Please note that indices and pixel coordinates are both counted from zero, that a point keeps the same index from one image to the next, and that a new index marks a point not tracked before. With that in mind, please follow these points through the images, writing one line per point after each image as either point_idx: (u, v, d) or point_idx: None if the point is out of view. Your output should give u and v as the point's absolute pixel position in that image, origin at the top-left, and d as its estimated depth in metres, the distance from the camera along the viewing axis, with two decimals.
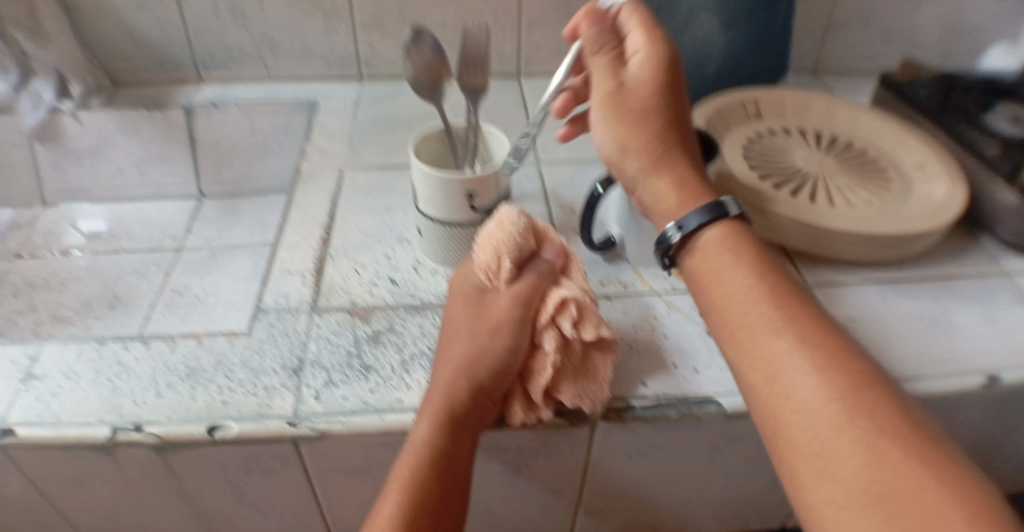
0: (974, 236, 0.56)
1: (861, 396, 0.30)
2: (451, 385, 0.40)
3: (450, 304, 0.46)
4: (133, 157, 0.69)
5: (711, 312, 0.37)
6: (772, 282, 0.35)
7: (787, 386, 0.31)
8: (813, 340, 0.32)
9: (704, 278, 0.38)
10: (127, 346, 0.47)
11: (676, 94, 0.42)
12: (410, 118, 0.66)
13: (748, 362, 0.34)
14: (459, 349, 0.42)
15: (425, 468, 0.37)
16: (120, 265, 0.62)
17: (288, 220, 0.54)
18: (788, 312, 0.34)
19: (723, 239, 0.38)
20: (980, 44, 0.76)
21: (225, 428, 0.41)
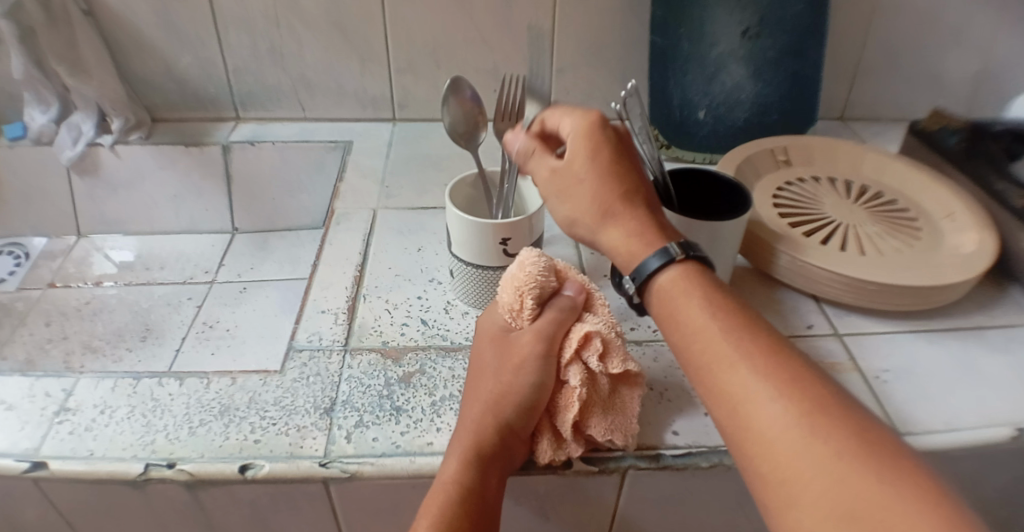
0: (1004, 285, 0.56)
1: (820, 418, 0.29)
2: (477, 423, 0.40)
3: (474, 346, 0.46)
4: (168, 190, 0.71)
5: (679, 350, 0.37)
6: (726, 314, 0.36)
7: (748, 417, 0.31)
8: (767, 367, 0.32)
9: (669, 317, 0.38)
10: (162, 382, 0.48)
11: (611, 147, 0.42)
12: (440, 159, 0.67)
13: (712, 398, 0.34)
14: (483, 388, 0.42)
15: (454, 505, 0.36)
16: (152, 296, 0.63)
17: (322, 258, 0.55)
18: (745, 342, 0.34)
19: (681, 276, 0.39)
20: (1008, 93, 0.77)
21: (257, 467, 0.41)
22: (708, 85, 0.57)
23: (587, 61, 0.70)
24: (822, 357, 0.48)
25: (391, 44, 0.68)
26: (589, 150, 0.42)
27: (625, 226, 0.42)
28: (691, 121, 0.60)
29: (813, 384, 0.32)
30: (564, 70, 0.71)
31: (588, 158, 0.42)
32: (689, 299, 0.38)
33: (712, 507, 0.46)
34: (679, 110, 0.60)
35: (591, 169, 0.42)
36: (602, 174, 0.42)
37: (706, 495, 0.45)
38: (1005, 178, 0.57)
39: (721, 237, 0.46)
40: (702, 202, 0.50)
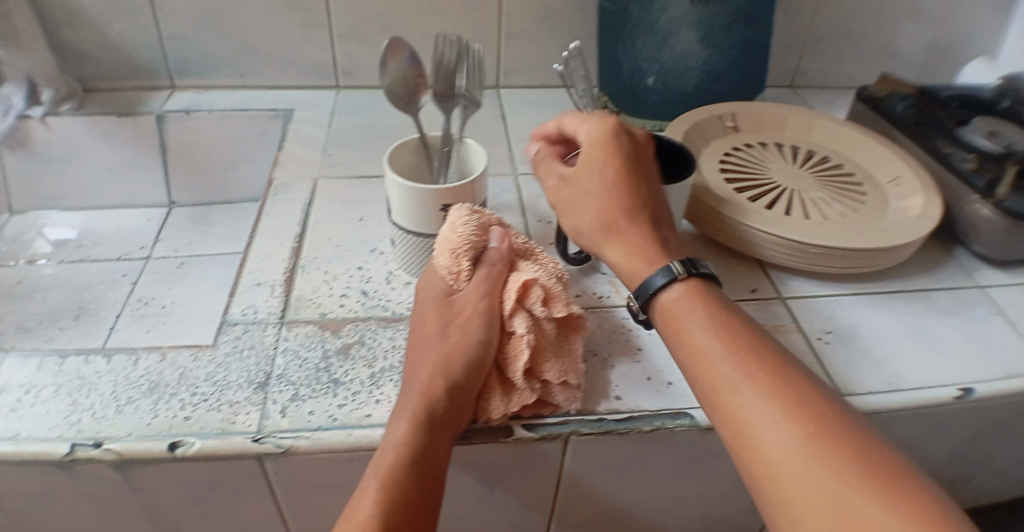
0: (948, 249, 0.57)
1: (825, 444, 0.30)
2: (427, 386, 0.39)
3: (416, 312, 0.45)
4: (103, 165, 0.67)
5: (683, 365, 0.37)
6: (729, 333, 0.36)
7: (755, 442, 0.31)
8: (772, 391, 0.33)
9: (671, 333, 0.38)
10: (88, 360, 0.46)
11: (623, 166, 0.42)
12: (386, 127, 0.65)
13: (717, 419, 0.34)
14: (433, 355, 0.41)
15: (405, 467, 0.36)
16: (88, 274, 0.60)
17: (259, 230, 0.53)
18: (750, 363, 0.34)
19: (685, 295, 0.38)
20: (951, 61, 0.78)
21: (187, 444, 0.39)
22: (659, 51, 0.56)
23: (537, 27, 0.69)
24: (768, 321, 0.48)
25: (334, 8, 0.65)
26: (603, 164, 0.43)
27: (624, 238, 0.41)
28: (641, 87, 0.59)
29: (819, 407, 0.32)
30: (515, 37, 0.69)
31: (599, 174, 0.42)
32: (691, 318, 0.37)
33: (658, 472, 0.46)
34: (629, 77, 0.59)
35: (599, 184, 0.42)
36: (609, 189, 0.42)
37: (650, 460, 0.45)
38: (953, 142, 0.57)
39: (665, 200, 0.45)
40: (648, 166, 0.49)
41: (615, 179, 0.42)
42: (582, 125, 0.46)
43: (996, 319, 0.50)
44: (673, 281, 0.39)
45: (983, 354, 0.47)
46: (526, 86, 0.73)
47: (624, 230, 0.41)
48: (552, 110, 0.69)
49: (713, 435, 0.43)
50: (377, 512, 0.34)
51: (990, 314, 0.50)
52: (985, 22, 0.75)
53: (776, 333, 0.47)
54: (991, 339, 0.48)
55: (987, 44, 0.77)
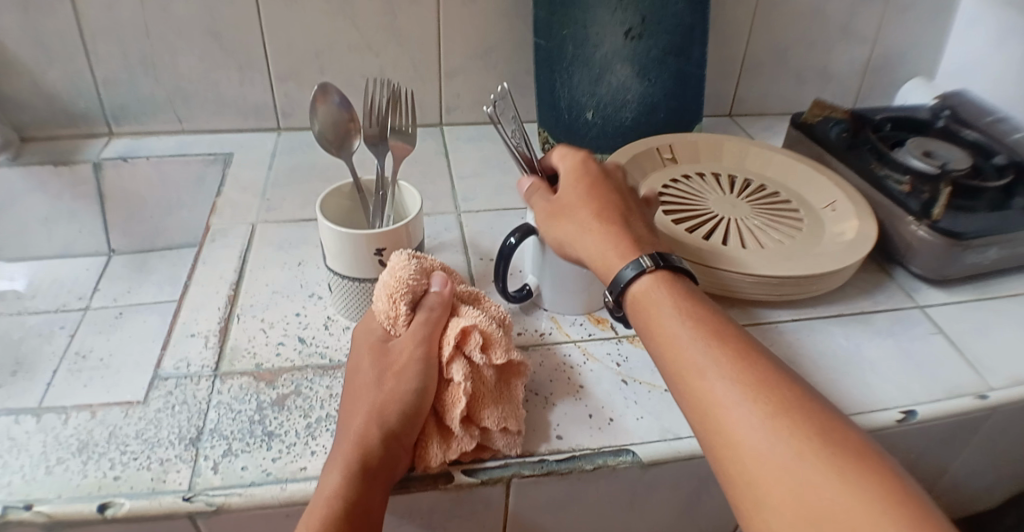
0: (888, 268, 0.58)
1: (790, 422, 0.28)
2: (362, 432, 0.38)
3: (355, 356, 0.44)
4: (39, 215, 0.66)
5: (653, 352, 0.35)
6: (700, 321, 0.34)
7: (718, 423, 0.30)
8: (741, 373, 0.31)
9: (642, 324, 0.36)
10: (18, 420, 0.44)
11: (602, 186, 0.43)
12: (325, 167, 0.66)
13: (684, 403, 0.32)
14: (372, 398, 0.40)
15: (337, 520, 0.35)
16: (23, 327, 0.59)
17: (193, 278, 0.52)
18: (717, 347, 0.32)
19: (655, 287, 0.37)
20: (880, 83, 0.82)
21: (116, 505, 0.38)
22: (594, 85, 0.57)
23: (475, 63, 0.70)
24: None
25: (271, 51, 0.66)
26: (583, 184, 0.43)
27: (607, 237, 0.40)
28: (580, 121, 0.59)
29: (788, 388, 0.30)
30: (454, 74, 0.71)
31: (578, 191, 0.43)
32: (661, 309, 0.36)
33: (605, 509, 0.45)
34: (567, 111, 0.60)
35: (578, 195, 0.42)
36: (588, 201, 0.42)
37: (595, 497, 0.44)
38: (886, 165, 0.59)
39: None
40: None
41: (595, 194, 0.42)
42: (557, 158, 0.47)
43: (935, 338, 0.51)
44: (642, 273, 0.37)
45: (923, 374, 0.48)
46: (468, 121, 0.74)
47: (605, 229, 0.40)
48: (493, 144, 0.69)
49: (654, 470, 0.43)
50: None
51: (930, 332, 0.51)
52: (909, 46, 0.78)
53: None
54: (930, 358, 0.49)
55: (911, 66, 0.80)
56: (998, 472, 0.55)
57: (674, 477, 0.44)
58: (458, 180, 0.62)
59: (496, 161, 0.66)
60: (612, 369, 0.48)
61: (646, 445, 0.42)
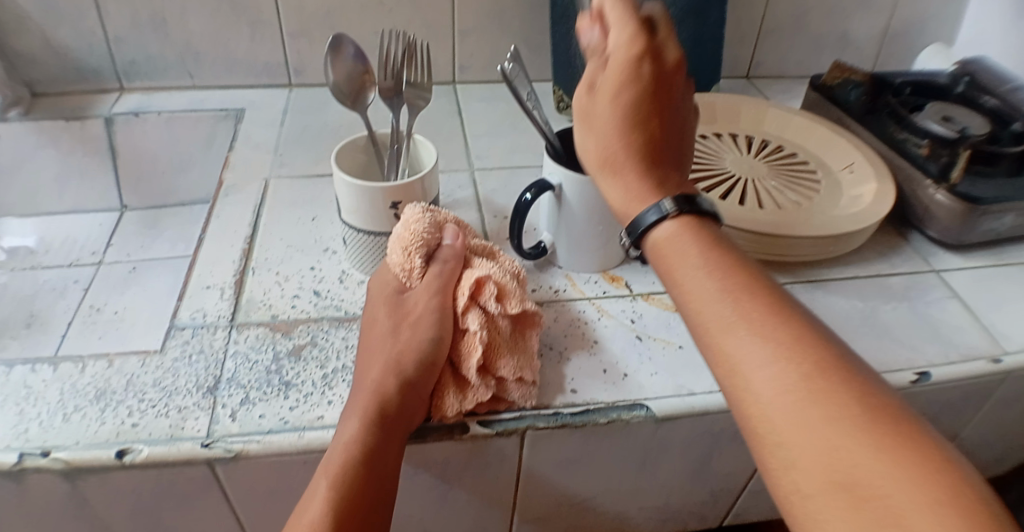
0: (904, 233, 0.58)
1: (822, 384, 0.26)
2: (378, 383, 0.39)
3: (370, 306, 0.44)
4: (50, 170, 0.66)
5: (676, 303, 0.33)
6: (729, 271, 0.31)
7: (744, 383, 0.28)
8: (770, 330, 0.28)
9: (664, 274, 0.34)
10: (35, 368, 0.44)
11: (648, 102, 0.35)
12: (337, 125, 0.65)
13: (709, 360, 0.30)
14: (388, 350, 0.41)
15: (354, 468, 0.35)
16: (37, 283, 0.59)
17: (208, 232, 0.52)
18: (745, 302, 0.30)
19: (680, 237, 0.33)
20: (898, 50, 0.80)
21: (135, 451, 0.38)
22: None
23: (489, 22, 0.69)
24: None
25: (282, 6, 0.65)
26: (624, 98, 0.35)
27: (622, 171, 0.36)
28: None
29: (822, 347, 0.27)
30: (467, 33, 0.70)
31: (612, 111, 0.35)
32: (685, 259, 0.33)
33: (617, 465, 0.46)
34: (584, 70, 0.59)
35: (611, 113, 0.35)
36: (623, 126, 0.35)
37: (607, 453, 0.45)
38: (905, 129, 0.58)
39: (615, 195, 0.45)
40: None
41: (631, 116, 0.35)
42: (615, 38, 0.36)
43: (950, 303, 0.51)
44: (665, 220, 0.34)
45: (938, 337, 0.47)
46: (480, 81, 0.74)
47: (626, 166, 0.35)
48: (507, 104, 0.68)
49: (668, 425, 0.43)
50: (327, 513, 0.34)
51: (945, 297, 0.51)
52: (931, 12, 0.77)
53: None
54: (945, 322, 0.49)
55: (931, 33, 0.79)
56: (1008, 440, 0.56)
57: (688, 433, 0.44)
58: (472, 139, 0.61)
59: (509, 121, 0.65)
60: (626, 326, 0.48)
61: (660, 401, 0.42)
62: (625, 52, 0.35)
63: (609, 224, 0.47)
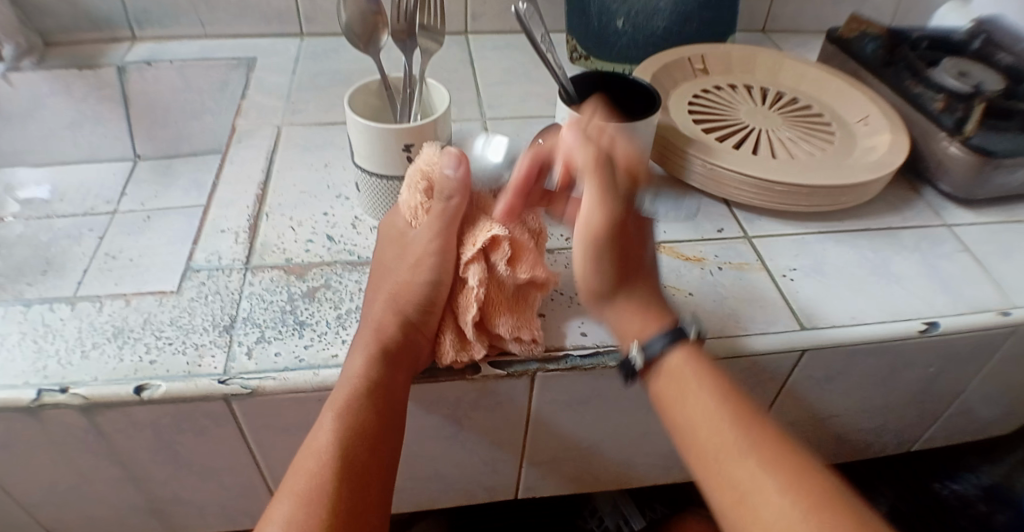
0: (918, 189, 0.57)
1: (822, 514, 0.30)
2: (379, 322, 0.39)
3: (378, 249, 0.45)
4: (64, 118, 0.66)
5: (679, 433, 0.36)
6: (735, 407, 0.35)
7: (752, 511, 0.31)
8: (775, 463, 0.32)
9: (667, 406, 0.37)
10: (53, 307, 0.44)
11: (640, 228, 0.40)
12: (349, 74, 0.65)
13: (713, 489, 0.33)
14: (390, 291, 0.41)
15: (357, 397, 0.36)
16: (52, 230, 0.60)
17: (222, 177, 0.52)
18: (748, 431, 0.34)
19: (688, 366, 0.37)
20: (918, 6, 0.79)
21: (153, 387, 0.39)
22: None
23: None
24: (731, 259, 0.48)
25: None
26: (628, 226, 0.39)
27: (632, 299, 0.40)
28: (610, 30, 0.58)
29: (817, 478, 0.32)
30: None
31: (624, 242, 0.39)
32: (689, 387, 0.36)
33: (625, 408, 0.47)
34: (597, 18, 0.58)
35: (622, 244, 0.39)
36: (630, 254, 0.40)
37: (615, 396, 0.45)
38: (922, 83, 0.58)
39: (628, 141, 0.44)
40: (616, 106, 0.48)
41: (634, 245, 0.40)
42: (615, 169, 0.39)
43: (961, 256, 0.51)
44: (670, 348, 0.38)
45: (948, 288, 0.48)
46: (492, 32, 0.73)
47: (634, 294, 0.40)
48: (519, 54, 0.68)
49: None
50: (333, 439, 0.35)
51: (956, 250, 0.51)
52: None
53: (741, 271, 0.47)
54: (955, 274, 0.49)
55: None
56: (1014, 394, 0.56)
57: None
58: (483, 88, 0.61)
59: (521, 71, 0.64)
60: None
61: None
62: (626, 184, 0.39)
63: None
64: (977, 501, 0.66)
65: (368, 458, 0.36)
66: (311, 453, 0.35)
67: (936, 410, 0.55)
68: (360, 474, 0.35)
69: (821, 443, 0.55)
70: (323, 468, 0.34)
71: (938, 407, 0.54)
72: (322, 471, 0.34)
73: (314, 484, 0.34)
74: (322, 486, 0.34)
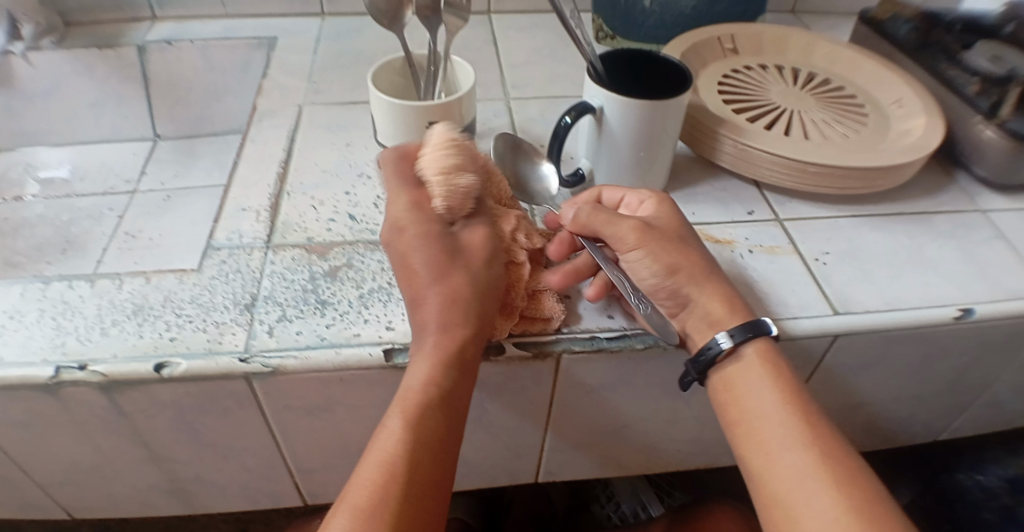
0: (952, 174, 0.56)
1: (856, 508, 0.33)
2: (458, 327, 0.36)
3: (407, 238, 0.38)
4: (85, 98, 0.67)
5: (733, 425, 0.38)
6: (791, 408, 0.36)
7: (792, 501, 0.34)
8: (824, 457, 0.35)
9: (727, 402, 0.38)
10: (72, 285, 0.44)
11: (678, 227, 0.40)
12: (370, 54, 0.65)
13: (758, 472, 0.36)
14: (461, 288, 0.36)
15: (433, 410, 0.34)
16: (73, 210, 0.60)
17: (243, 156, 0.52)
18: (805, 427, 0.36)
19: (757, 362, 0.38)
20: None
21: (173, 366, 0.38)
22: None
23: None
24: (762, 242, 0.47)
25: None
26: (675, 226, 0.40)
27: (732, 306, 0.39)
28: (637, 10, 0.57)
29: (856, 473, 0.34)
30: None
31: (675, 230, 0.40)
32: (756, 386, 0.37)
33: (649, 393, 0.46)
34: None
35: (675, 233, 0.40)
36: (686, 250, 0.39)
37: (640, 381, 0.44)
38: (955, 66, 0.56)
39: (660, 119, 0.43)
40: (647, 85, 0.47)
41: (683, 238, 0.40)
42: (630, 197, 0.42)
43: (997, 243, 0.49)
44: (746, 344, 0.38)
45: (986, 275, 0.46)
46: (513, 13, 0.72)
47: (732, 296, 0.39)
48: (543, 34, 0.67)
49: None
50: (405, 452, 0.33)
51: (994, 236, 0.49)
52: None
53: (772, 255, 0.46)
54: (993, 260, 0.47)
55: None
56: None
57: None
58: (506, 69, 0.60)
59: (544, 52, 0.64)
60: None
61: None
62: (653, 200, 0.41)
63: (650, 150, 0.45)
64: (1001, 493, 0.63)
65: (436, 471, 0.34)
66: (377, 461, 0.33)
67: (970, 401, 0.53)
68: (428, 486, 0.33)
69: (850, 431, 0.53)
70: (389, 478, 0.32)
71: (972, 397, 0.53)
72: (392, 482, 0.32)
73: (384, 498, 0.32)
74: (396, 499, 0.32)
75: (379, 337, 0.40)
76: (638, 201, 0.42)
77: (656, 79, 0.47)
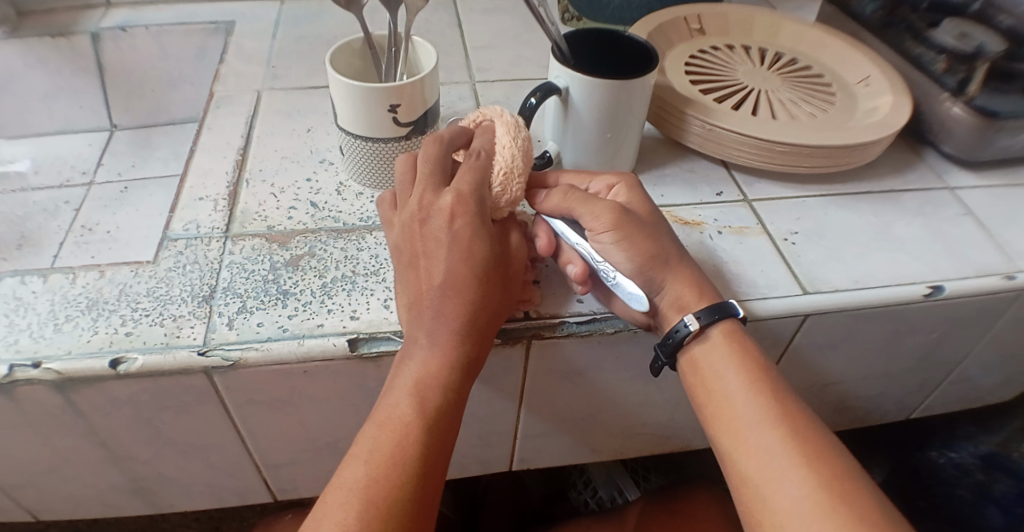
0: (919, 152, 0.56)
1: (829, 483, 0.33)
2: (478, 333, 0.35)
3: (462, 226, 0.35)
4: (39, 90, 0.64)
5: (706, 408, 0.37)
6: (761, 385, 0.36)
7: (767, 478, 0.34)
8: (795, 432, 0.35)
9: (699, 386, 0.38)
10: (24, 281, 0.42)
11: (645, 208, 0.39)
12: (331, 39, 0.63)
13: (732, 453, 0.36)
14: (490, 294, 0.35)
15: (433, 408, 0.33)
16: (27, 204, 0.58)
17: (199, 144, 0.50)
18: (777, 406, 0.36)
19: (724, 344, 0.38)
20: None
21: (130, 361, 0.37)
22: None
23: None
24: (730, 223, 0.47)
25: None
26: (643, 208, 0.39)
27: (698, 290, 0.38)
28: None
29: (828, 449, 0.34)
30: None
31: (645, 213, 0.39)
32: (726, 367, 0.37)
33: (619, 377, 0.45)
34: None
35: (647, 216, 0.39)
36: (657, 232, 0.38)
37: (610, 366, 0.44)
38: (923, 44, 0.56)
39: (626, 98, 0.42)
40: (611, 64, 0.47)
41: (654, 219, 0.39)
42: (594, 183, 0.41)
43: (964, 220, 0.49)
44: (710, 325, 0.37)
45: (953, 252, 0.46)
46: None
47: (699, 278, 0.39)
48: (508, 16, 0.66)
49: None
50: (406, 448, 0.32)
51: (961, 213, 0.50)
52: None
53: (739, 235, 0.46)
54: (961, 237, 0.47)
55: None
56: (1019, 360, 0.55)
57: None
58: (469, 53, 0.59)
59: (510, 34, 0.63)
60: None
61: None
62: (618, 184, 0.40)
63: (618, 130, 0.45)
64: (975, 469, 0.64)
65: (440, 471, 0.33)
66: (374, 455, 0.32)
67: (940, 377, 0.53)
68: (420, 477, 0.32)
69: (820, 410, 0.54)
70: (386, 471, 0.31)
71: (941, 373, 0.53)
72: (395, 476, 0.31)
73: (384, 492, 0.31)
74: (398, 498, 0.31)
75: (343, 327, 0.39)
76: (608, 186, 0.41)
77: (608, 58, 0.47)
